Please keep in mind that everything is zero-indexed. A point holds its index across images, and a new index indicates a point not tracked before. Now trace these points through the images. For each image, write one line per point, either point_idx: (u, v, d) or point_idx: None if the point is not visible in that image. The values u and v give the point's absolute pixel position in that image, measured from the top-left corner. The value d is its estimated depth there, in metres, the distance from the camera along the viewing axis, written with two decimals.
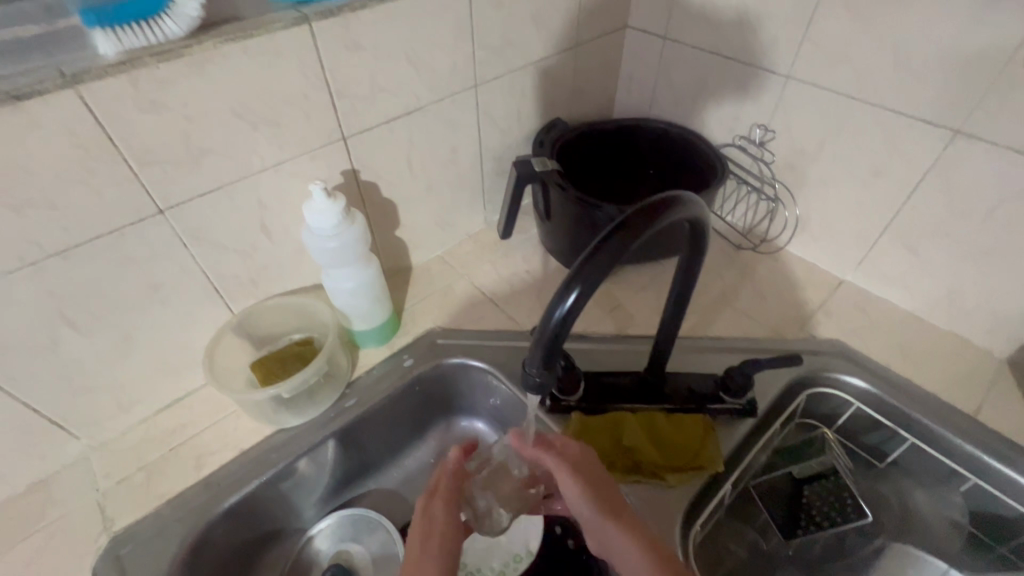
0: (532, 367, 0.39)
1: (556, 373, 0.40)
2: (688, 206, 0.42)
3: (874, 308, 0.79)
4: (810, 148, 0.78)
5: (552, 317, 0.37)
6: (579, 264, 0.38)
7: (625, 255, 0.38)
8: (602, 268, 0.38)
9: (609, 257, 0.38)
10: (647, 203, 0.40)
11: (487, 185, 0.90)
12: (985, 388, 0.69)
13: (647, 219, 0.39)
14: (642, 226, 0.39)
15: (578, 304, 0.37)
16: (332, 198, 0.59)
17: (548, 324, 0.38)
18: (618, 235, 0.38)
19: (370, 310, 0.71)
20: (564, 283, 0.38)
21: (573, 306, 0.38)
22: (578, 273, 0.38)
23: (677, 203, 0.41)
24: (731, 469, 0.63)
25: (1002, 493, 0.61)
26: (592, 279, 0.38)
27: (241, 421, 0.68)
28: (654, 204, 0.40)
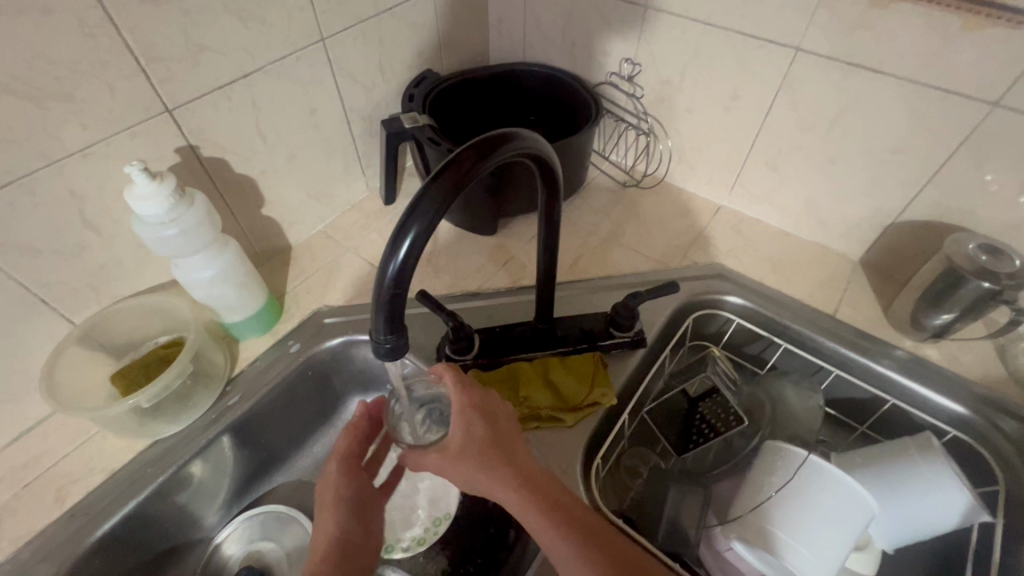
0: (381, 333, 0.37)
1: (408, 334, 0.38)
2: (525, 142, 0.41)
3: (748, 228, 0.84)
4: (674, 79, 0.79)
5: (386, 275, 0.35)
6: (408, 213, 0.36)
7: (456, 201, 0.36)
8: (434, 216, 0.36)
9: (438, 203, 0.36)
10: (477, 142, 0.38)
11: (362, 149, 0.84)
12: (843, 288, 0.76)
13: (477, 159, 0.37)
14: (471, 168, 0.37)
15: (411, 257, 0.35)
16: (157, 179, 0.52)
17: (384, 284, 0.36)
18: (446, 178, 0.36)
19: (239, 299, 0.65)
20: (394, 236, 0.36)
21: (407, 260, 0.36)
22: (407, 223, 0.36)
23: (511, 139, 0.39)
24: (628, 399, 0.66)
25: (856, 378, 0.68)
26: (424, 229, 0.35)
27: (109, 441, 0.61)
28: (485, 142, 0.38)
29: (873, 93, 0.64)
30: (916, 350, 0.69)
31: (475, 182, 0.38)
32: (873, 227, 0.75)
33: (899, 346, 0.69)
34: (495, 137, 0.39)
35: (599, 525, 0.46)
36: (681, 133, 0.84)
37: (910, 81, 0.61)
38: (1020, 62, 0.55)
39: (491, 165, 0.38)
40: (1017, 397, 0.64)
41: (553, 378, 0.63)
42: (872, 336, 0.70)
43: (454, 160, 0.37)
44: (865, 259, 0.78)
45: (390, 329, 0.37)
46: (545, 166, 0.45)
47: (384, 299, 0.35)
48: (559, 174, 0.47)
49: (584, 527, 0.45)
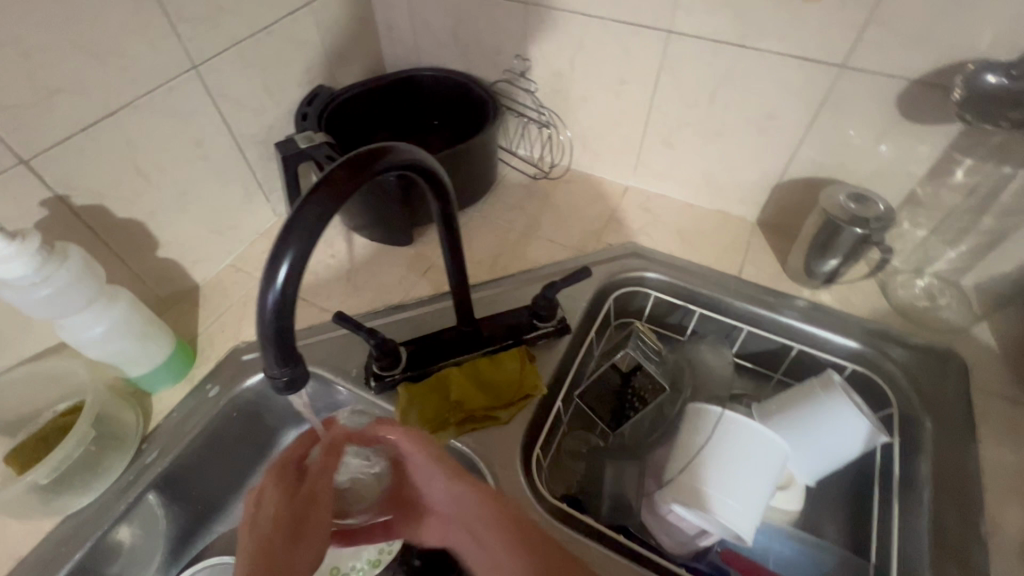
0: (273, 368, 0.36)
1: (304, 365, 0.37)
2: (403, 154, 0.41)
3: (655, 205, 0.88)
4: (565, 70, 0.81)
5: (265, 309, 0.34)
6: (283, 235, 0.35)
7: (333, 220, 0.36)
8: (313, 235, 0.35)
9: (311, 226, 0.35)
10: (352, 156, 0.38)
11: (262, 174, 0.81)
12: (745, 250, 0.81)
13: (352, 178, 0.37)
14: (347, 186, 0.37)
15: (290, 284, 0.34)
16: (19, 239, 0.48)
17: (267, 311, 0.35)
18: (317, 201, 0.35)
19: (141, 351, 0.61)
20: (271, 260, 0.35)
21: (286, 283, 0.35)
22: (284, 244, 0.35)
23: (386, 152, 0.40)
24: (558, 387, 0.67)
25: (763, 331, 0.73)
26: (299, 255, 0.35)
27: (15, 524, 0.57)
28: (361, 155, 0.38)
29: (741, 66, 0.69)
30: (814, 298, 0.75)
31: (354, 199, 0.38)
32: (763, 189, 0.80)
33: (799, 297, 0.75)
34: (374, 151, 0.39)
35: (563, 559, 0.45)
36: (580, 122, 0.86)
37: (771, 53, 0.66)
38: (857, 23, 0.59)
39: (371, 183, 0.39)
40: (901, 327, 0.71)
41: (482, 378, 0.63)
42: (775, 291, 0.76)
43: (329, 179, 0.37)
44: (762, 220, 0.84)
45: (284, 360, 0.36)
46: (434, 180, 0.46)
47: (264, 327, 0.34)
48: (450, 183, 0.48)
49: (546, 560, 0.44)
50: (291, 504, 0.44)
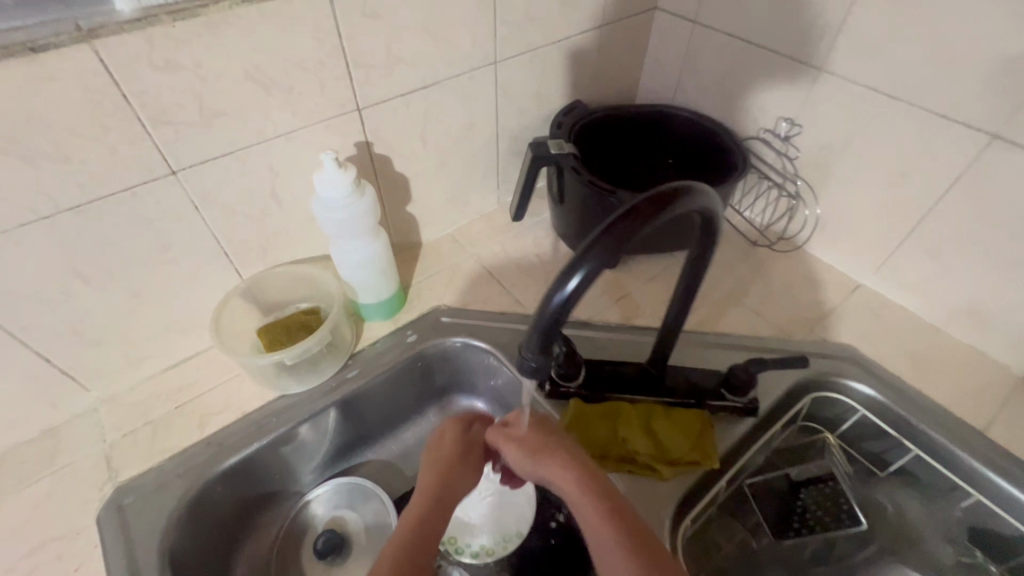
0: (529, 352, 0.39)
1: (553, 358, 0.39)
2: (698, 199, 0.40)
3: (889, 313, 0.77)
4: (837, 146, 0.74)
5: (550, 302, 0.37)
6: (580, 252, 0.37)
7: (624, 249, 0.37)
8: (607, 257, 0.37)
9: (615, 242, 0.37)
10: (654, 194, 0.38)
11: (503, 165, 0.88)
12: (998, 405, 0.67)
13: (646, 216, 0.37)
14: (626, 234, 0.37)
15: (576, 291, 0.36)
16: (343, 167, 0.59)
17: (546, 309, 0.37)
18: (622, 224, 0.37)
19: (375, 284, 0.71)
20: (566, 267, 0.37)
21: (574, 294, 0.37)
22: (581, 259, 0.37)
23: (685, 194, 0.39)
24: (728, 466, 0.63)
25: (1002, 511, 0.59)
26: (595, 264, 0.36)
27: (246, 384, 0.68)
28: (660, 195, 0.38)
29: None
30: None
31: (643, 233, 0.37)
32: None
33: None
34: (673, 194, 0.39)
35: None
36: (833, 203, 0.79)
37: None
38: None
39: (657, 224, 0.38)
40: None
41: (655, 426, 0.62)
42: None
43: (631, 210, 0.37)
44: None
45: (541, 348, 0.39)
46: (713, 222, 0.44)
47: (543, 322, 0.37)
48: (720, 232, 0.46)
49: None
50: (442, 463, 0.56)
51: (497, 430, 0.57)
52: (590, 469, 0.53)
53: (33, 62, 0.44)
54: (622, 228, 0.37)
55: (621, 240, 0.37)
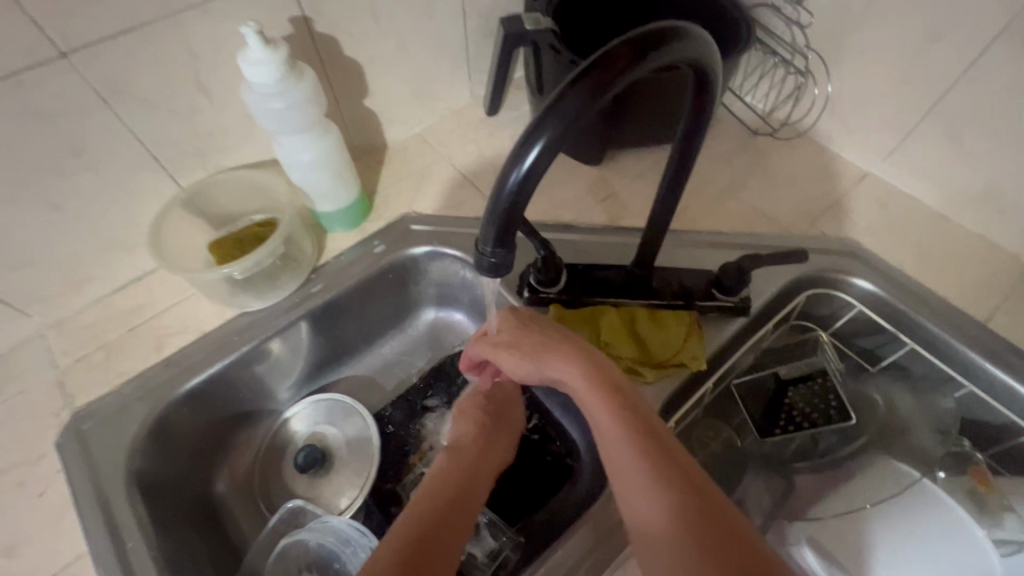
0: (486, 246, 0.35)
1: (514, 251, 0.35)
2: (685, 47, 0.34)
3: (897, 204, 0.71)
4: (857, 7, 0.64)
5: (506, 181, 0.32)
6: (537, 119, 0.32)
7: (590, 113, 0.32)
8: (570, 122, 0.32)
9: (581, 100, 0.32)
10: (630, 40, 0.33)
11: (474, 49, 0.77)
12: (1002, 296, 0.63)
13: (616, 73, 0.32)
14: (592, 94, 0.32)
15: (537, 164, 0.32)
16: (271, 44, 0.49)
17: (502, 191, 0.33)
18: (590, 77, 0.32)
19: (332, 188, 0.63)
20: (524, 138, 0.32)
21: (532, 170, 0.32)
22: (538, 128, 0.32)
23: (665, 41, 0.33)
24: (714, 368, 0.60)
25: (993, 400, 0.57)
26: (560, 127, 0.32)
27: (202, 303, 0.63)
28: (637, 40, 0.33)
29: None
30: None
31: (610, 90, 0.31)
32: None
33: None
34: (648, 44, 0.33)
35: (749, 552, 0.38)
36: (846, 79, 0.70)
37: None
38: None
39: (633, 76, 0.32)
40: None
41: (638, 329, 0.59)
42: None
43: (595, 66, 0.32)
44: None
45: (502, 239, 0.35)
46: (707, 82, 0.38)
47: (499, 201, 0.33)
48: (714, 101, 0.40)
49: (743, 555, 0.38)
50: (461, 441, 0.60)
51: (489, 344, 0.55)
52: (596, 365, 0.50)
53: None
54: (585, 87, 0.31)
55: (589, 98, 0.32)
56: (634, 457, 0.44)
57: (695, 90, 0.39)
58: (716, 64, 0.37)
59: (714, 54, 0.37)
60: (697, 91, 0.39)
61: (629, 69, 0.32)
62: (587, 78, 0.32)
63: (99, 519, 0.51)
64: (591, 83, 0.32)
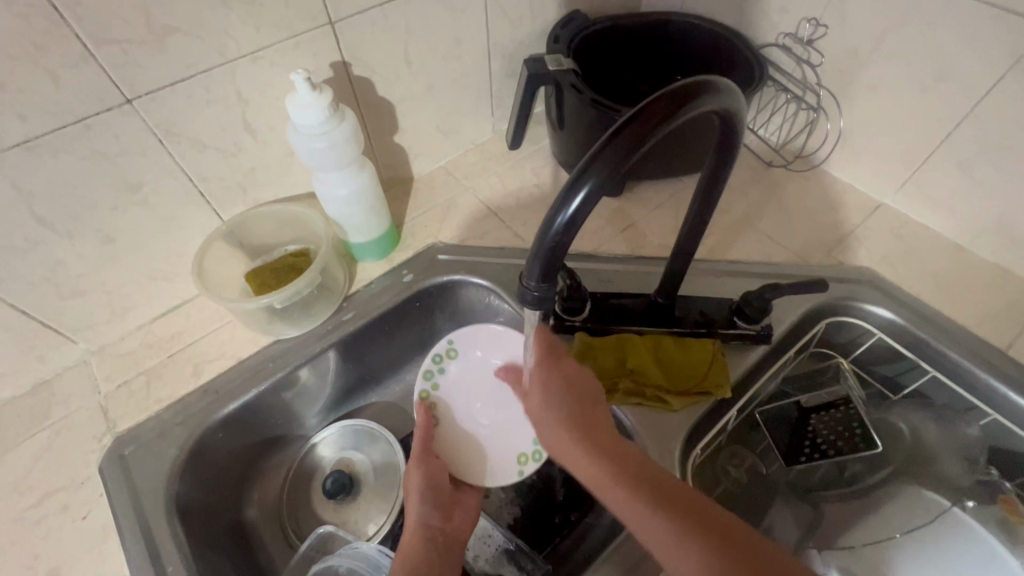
0: (531, 281, 0.37)
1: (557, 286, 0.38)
2: (716, 99, 0.36)
3: (911, 233, 0.73)
4: (866, 48, 0.67)
5: (552, 223, 0.35)
6: (582, 166, 0.34)
7: (630, 161, 0.34)
8: (611, 170, 0.34)
9: (622, 149, 0.34)
10: (666, 93, 0.35)
11: (498, 88, 0.81)
12: (1021, 324, 0.64)
13: (652, 126, 0.35)
14: (632, 144, 0.34)
15: (582, 209, 0.34)
16: (317, 90, 0.53)
17: (547, 233, 0.35)
18: (631, 129, 0.34)
19: (365, 221, 0.66)
20: (569, 183, 0.35)
21: (576, 214, 0.35)
22: (581, 175, 0.34)
23: (699, 94, 0.36)
24: (738, 395, 0.61)
25: (1019, 428, 0.58)
26: (603, 175, 0.34)
27: (239, 331, 0.65)
28: (673, 94, 0.35)
29: None
30: None
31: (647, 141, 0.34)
32: None
33: None
34: (680, 98, 0.35)
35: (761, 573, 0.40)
36: (857, 115, 0.72)
37: None
38: None
39: (670, 128, 0.35)
40: None
41: (664, 356, 0.60)
42: None
43: (633, 120, 0.34)
44: None
45: (544, 276, 0.37)
46: (733, 128, 0.40)
47: (543, 243, 0.35)
48: (739, 144, 0.43)
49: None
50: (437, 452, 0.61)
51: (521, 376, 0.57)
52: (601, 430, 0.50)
53: None
54: (628, 138, 0.34)
55: (630, 148, 0.34)
56: (663, 524, 0.43)
57: (722, 136, 0.42)
58: (742, 112, 0.40)
59: (742, 104, 0.39)
60: (724, 136, 0.42)
61: (663, 123, 0.35)
62: (627, 130, 0.34)
63: (140, 543, 0.52)
64: (630, 134, 0.34)
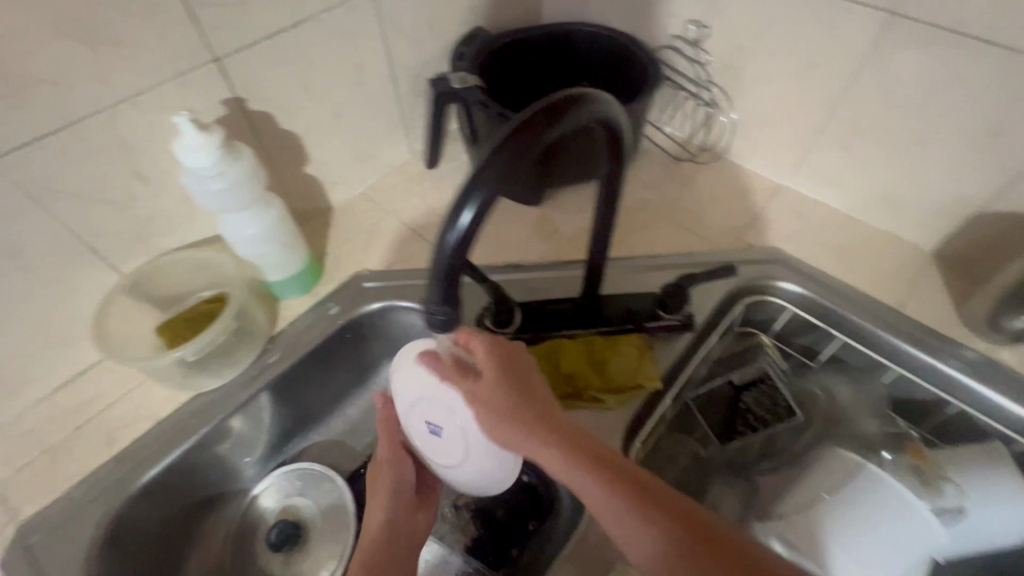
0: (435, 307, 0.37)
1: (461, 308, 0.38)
2: (593, 111, 0.38)
3: (810, 211, 0.78)
4: (747, 44, 0.72)
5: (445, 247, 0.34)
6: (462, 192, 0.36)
7: (508, 181, 0.35)
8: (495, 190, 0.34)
9: (505, 168, 0.34)
10: (543, 109, 0.36)
11: (407, 109, 0.80)
12: (911, 283, 0.70)
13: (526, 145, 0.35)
14: (506, 166, 0.35)
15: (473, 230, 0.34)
16: (206, 130, 0.51)
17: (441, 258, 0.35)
18: (510, 147, 0.35)
19: (280, 258, 0.64)
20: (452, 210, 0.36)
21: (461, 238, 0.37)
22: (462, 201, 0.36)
23: (575, 107, 0.37)
24: (671, 384, 0.63)
25: (917, 379, 0.63)
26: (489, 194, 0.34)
27: (155, 389, 0.61)
28: (549, 109, 0.36)
29: (967, 67, 0.58)
30: (989, 353, 0.64)
31: (524, 157, 0.34)
32: (951, 215, 0.68)
33: (970, 348, 0.64)
34: (552, 112, 0.36)
35: (713, 541, 0.43)
36: (748, 106, 0.77)
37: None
38: None
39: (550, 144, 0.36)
40: None
41: (594, 357, 0.61)
42: (944, 336, 0.65)
43: (507, 140, 0.35)
44: (939, 253, 0.72)
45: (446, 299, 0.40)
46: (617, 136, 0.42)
47: (438, 269, 0.38)
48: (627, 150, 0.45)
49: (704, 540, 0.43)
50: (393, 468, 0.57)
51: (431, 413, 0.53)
52: (584, 445, 0.47)
53: None
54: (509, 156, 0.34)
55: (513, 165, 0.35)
56: (596, 486, 0.45)
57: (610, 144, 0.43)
58: (622, 119, 0.41)
59: (620, 112, 0.41)
60: (611, 144, 0.43)
61: (536, 140, 0.36)
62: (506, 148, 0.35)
63: None
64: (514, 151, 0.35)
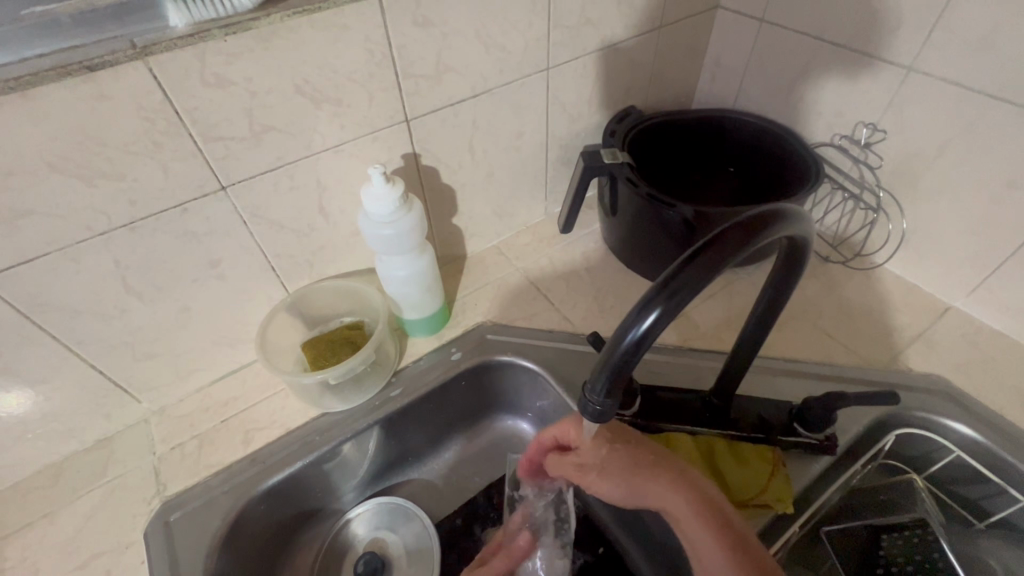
0: (595, 395, 0.38)
1: (619, 400, 0.38)
2: (785, 228, 0.37)
3: (985, 340, 0.69)
4: (928, 155, 0.67)
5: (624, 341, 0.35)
6: (657, 285, 0.35)
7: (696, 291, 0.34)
8: (686, 296, 0.34)
9: (696, 277, 0.34)
10: (738, 224, 0.36)
11: (551, 175, 0.84)
12: None
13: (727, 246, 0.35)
14: (696, 278, 0.34)
15: (654, 330, 0.34)
16: (391, 182, 0.57)
17: (616, 350, 0.35)
18: (707, 254, 0.34)
19: (419, 299, 0.68)
20: (641, 304, 0.35)
21: (647, 333, 0.35)
22: (657, 294, 0.34)
23: (767, 225, 0.36)
24: (802, 509, 0.56)
25: None
26: (676, 302, 0.34)
27: (291, 401, 0.67)
28: (745, 225, 0.36)
29: None
30: None
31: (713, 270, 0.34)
32: None
33: None
34: (761, 219, 0.36)
35: None
36: (920, 217, 0.71)
37: None
38: None
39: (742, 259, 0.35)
40: None
41: (717, 464, 0.57)
42: None
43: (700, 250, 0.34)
44: None
45: (605, 395, 0.37)
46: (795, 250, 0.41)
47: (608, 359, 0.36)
48: (805, 259, 0.43)
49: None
50: None
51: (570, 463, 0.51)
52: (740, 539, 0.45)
53: (88, 80, 0.43)
54: (704, 264, 0.34)
55: (707, 272, 0.34)
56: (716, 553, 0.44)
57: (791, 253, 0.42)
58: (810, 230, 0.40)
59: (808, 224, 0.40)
60: (791, 256, 0.42)
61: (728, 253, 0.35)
62: (700, 258, 0.34)
63: None
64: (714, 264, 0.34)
